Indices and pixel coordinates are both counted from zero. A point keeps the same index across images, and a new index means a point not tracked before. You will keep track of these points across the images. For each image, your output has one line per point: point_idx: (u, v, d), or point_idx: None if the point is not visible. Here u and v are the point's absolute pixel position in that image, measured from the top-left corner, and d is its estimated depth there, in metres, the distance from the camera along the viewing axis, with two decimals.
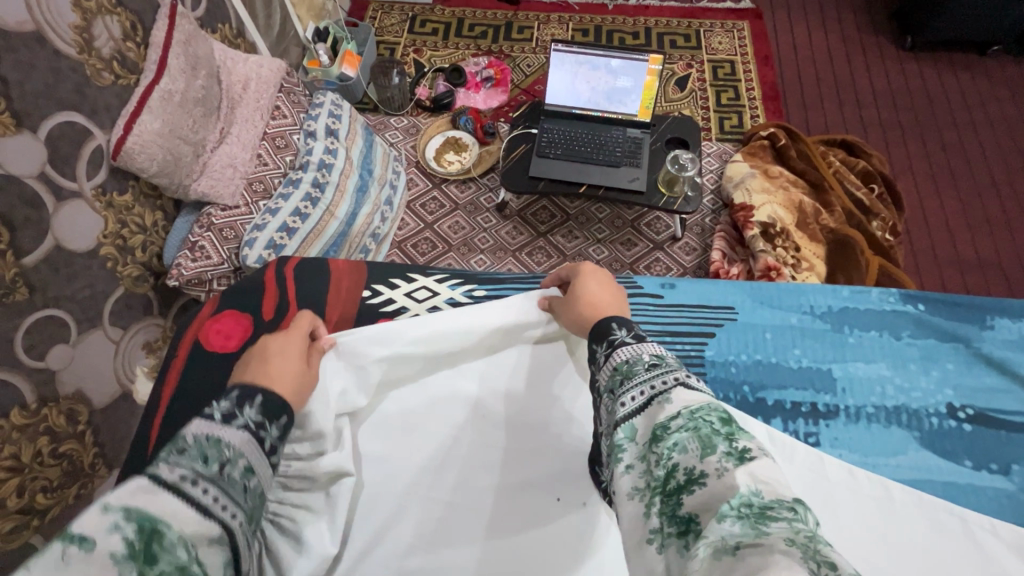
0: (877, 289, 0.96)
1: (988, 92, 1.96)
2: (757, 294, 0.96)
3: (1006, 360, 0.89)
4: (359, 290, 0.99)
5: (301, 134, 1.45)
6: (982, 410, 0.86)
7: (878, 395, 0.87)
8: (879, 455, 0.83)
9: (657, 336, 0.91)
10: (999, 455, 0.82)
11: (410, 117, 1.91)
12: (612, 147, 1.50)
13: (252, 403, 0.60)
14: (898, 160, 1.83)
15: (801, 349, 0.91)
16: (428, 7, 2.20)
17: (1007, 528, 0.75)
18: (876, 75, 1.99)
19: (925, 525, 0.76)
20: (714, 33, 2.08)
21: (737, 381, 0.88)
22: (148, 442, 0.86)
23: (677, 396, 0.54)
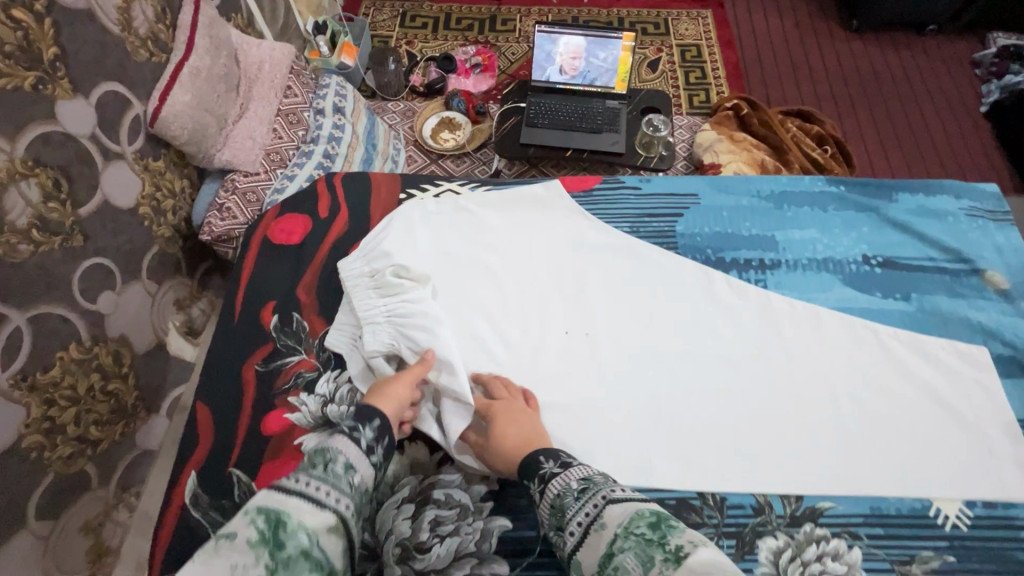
0: (808, 176, 1.03)
1: (926, 66, 2.19)
2: (716, 183, 1.03)
3: (911, 222, 0.96)
4: (395, 192, 1.06)
5: (311, 111, 1.60)
6: (892, 258, 0.93)
7: (809, 251, 0.94)
8: (814, 293, 0.90)
9: (636, 217, 0.99)
10: (903, 287, 0.90)
11: (406, 101, 2.06)
12: (592, 117, 1.67)
13: (371, 425, 0.69)
14: (849, 127, 2.04)
15: (751, 222, 0.97)
16: (417, 3, 2.37)
17: (909, 335, 0.86)
18: (827, 53, 2.22)
19: (849, 339, 0.86)
20: (680, 21, 2.28)
21: (700, 246, 0.96)
22: (234, 310, 0.94)
23: (609, 519, 0.62)
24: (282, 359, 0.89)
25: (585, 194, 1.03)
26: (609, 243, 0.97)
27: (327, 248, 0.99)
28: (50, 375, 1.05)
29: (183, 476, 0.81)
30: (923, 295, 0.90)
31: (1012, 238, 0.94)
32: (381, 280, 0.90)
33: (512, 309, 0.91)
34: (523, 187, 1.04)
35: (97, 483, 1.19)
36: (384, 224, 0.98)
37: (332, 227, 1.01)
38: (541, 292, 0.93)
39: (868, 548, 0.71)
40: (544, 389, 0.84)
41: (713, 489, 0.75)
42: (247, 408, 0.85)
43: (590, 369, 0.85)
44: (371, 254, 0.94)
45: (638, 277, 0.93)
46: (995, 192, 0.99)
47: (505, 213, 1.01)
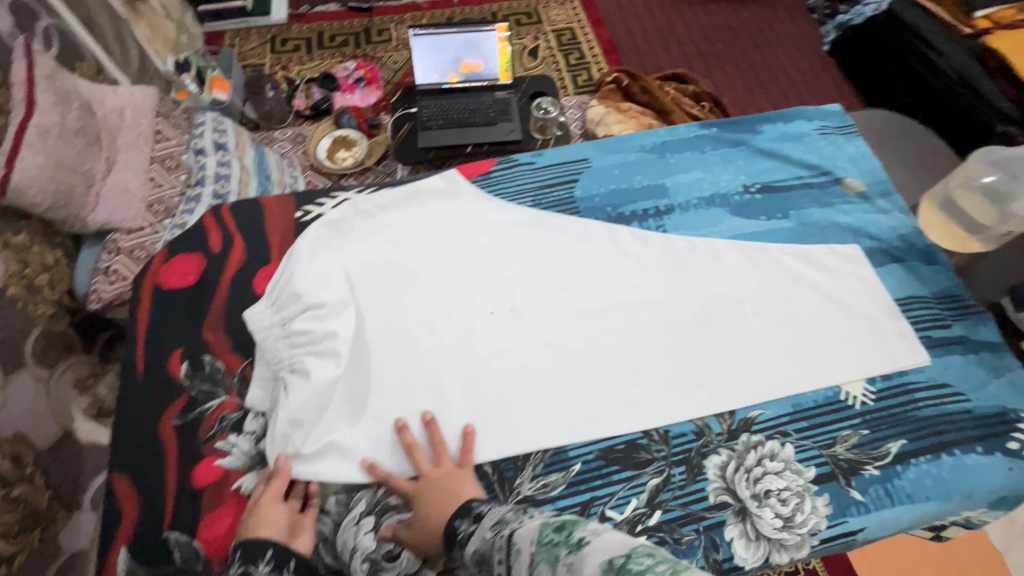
0: (682, 123, 1.09)
1: (772, 17, 2.42)
2: (602, 146, 1.07)
3: (776, 148, 1.04)
4: (289, 213, 0.99)
5: (190, 153, 1.51)
6: (767, 183, 1.01)
7: (697, 190, 1.00)
8: (709, 227, 0.96)
9: (537, 190, 1.01)
10: (781, 207, 0.98)
11: (294, 127, 1.98)
12: (484, 110, 1.70)
13: (262, 561, 0.68)
14: (719, 81, 2.21)
15: (641, 174, 1.02)
16: (284, 26, 2.30)
17: (794, 248, 0.94)
18: (686, 18, 2.39)
19: (747, 263, 0.92)
20: (550, 8, 2.38)
21: (601, 206, 0.99)
22: (137, 366, 0.86)
23: (519, 538, 0.57)
24: (204, 407, 0.83)
25: (484, 177, 1.03)
26: (515, 220, 0.98)
27: (227, 282, 0.93)
28: None
29: (112, 550, 0.74)
30: (798, 210, 0.98)
31: (860, 146, 1.05)
32: (291, 328, 0.85)
33: (435, 303, 0.90)
34: (423, 180, 1.02)
35: None
36: (289, 255, 0.93)
37: (229, 258, 0.95)
38: (457, 278, 0.92)
39: (799, 441, 0.78)
40: (483, 370, 0.84)
41: (656, 425, 0.80)
42: (172, 465, 0.79)
43: (522, 342, 0.87)
44: (278, 295, 0.89)
45: (549, 245, 0.95)
46: (840, 110, 1.10)
47: (409, 211, 0.98)
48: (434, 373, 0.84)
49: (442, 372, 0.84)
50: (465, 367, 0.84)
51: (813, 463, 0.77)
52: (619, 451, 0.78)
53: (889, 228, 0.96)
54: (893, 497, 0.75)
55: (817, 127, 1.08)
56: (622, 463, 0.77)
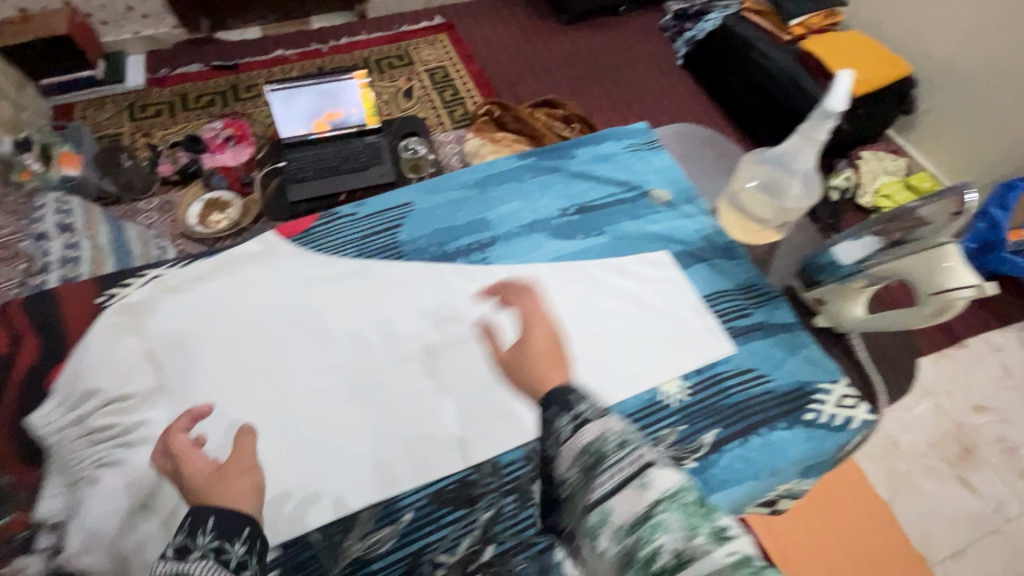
0: (502, 157, 1.11)
1: (629, 38, 2.61)
2: (424, 188, 1.06)
3: (589, 170, 1.07)
4: (90, 298, 0.90)
5: (30, 239, 1.40)
6: (584, 204, 1.02)
7: (518, 219, 1.00)
8: (531, 251, 0.96)
9: (360, 240, 0.98)
10: (598, 224, 1.00)
11: (159, 195, 1.87)
12: (356, 157, 1.69)
13: (240, 537, 0.68)
14: (588, 102, 2.34)
15: (463, 211, 1.02)
16: (143, 91, 2.21)
17: (613, 261, 0.94)
18: (552, 46, 2.53)
19: (566, 280, 0.92)
20: (421, 49, 2.45)
21: (426, 246, 0.97)
22: None
23: (654, 481, 0.58)
24: None
25: (303, 235, 0.98)
26: (332, 273, 0.93)
27: (14, 386, 0.82)
28: None
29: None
30: (614, 225, 0.99)
31: (664, 159, 1.10)
32: (90, 426, 0.79)
33: (245, 375, 0.83)
34: (236, 247, 0.96)
35: None
36: (81, 349, 0.85)
37: (17, 358, 0.85)
38: (270, 343, 0.85)
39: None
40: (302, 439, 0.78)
41: (485, 456, 0.78)
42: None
43: (343, 398, 0.81)
44: (72, 393, 0.82)
45: (369, 293, 0.91)
46: (644, 127, 1.16)
47: (222, 280, 0.92)
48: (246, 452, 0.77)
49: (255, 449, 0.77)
50: (280, 439, 0.78)
51: None
52: (450, 490, 0.76)
53: (693, 232, 0.99)
54: (709, 487, 0.76)
55: (627, 145, 1.11)
56: (455, 503, 0.76)
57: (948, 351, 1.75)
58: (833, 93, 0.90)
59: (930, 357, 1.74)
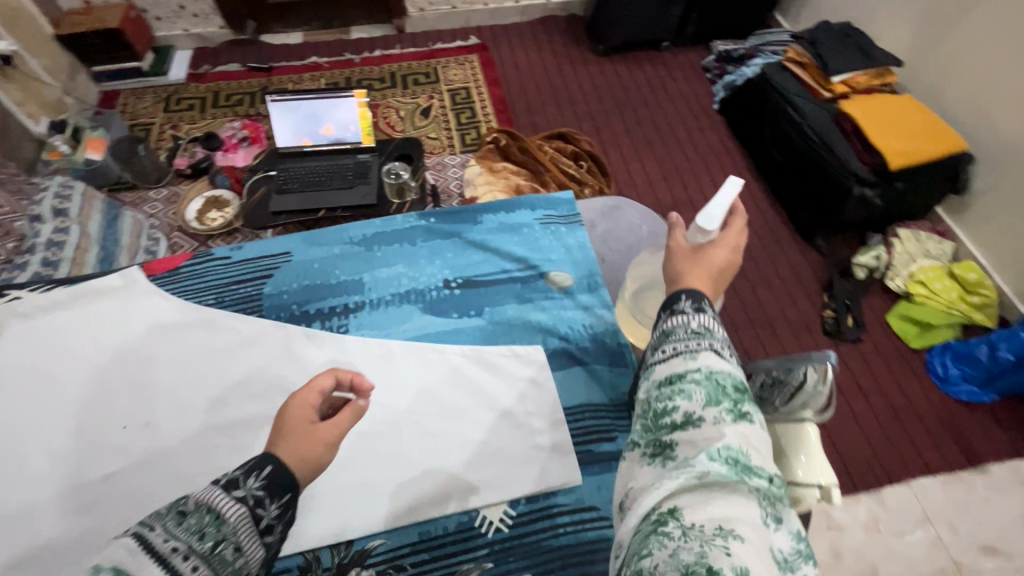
0: (401, 215, 1.04)
1: (665, 77, 2.48)
2: (310, 238, 1.00)
3: (487, 241, 0.98)
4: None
5: (25, 220, 1.49)
6: (469, 278, 0.94)
7: (394, 285, 0.92)
8: (393, 326, 0.87)
9: (223, 286, 0.93)
10: (476, 302, 0.91)
11: (170, 186, 2.00)
12: (342, 174, 1.70)
13: (257, 474, 0.55)
14: (606, 139, 2.24)
15: (341, 268, 0.95)
16: (182, 85, 2.34)
17: (474, 350, 0.85)
18: (581, 78, 2.45)
19: (416, 367, 0.83)
20: (449, 68, 2.44)
21: (288, 303, 0.91)
22: None
23: (702, 356, 0.57)
24: None
25: (170, 272, 0.94)
26: (183, 320, 0.89)
27: None
28: None
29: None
30: (493, 306, 0.90)
31: (580, 237, 0.99)
32: None
33: (60, 420, 0.80)
34: (98, 278, 0.93)
35: None
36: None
37: None
38: (98, 383, 0.83)
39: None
40: (94, 490, 0.74)
41: None
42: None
43: (138, 465, 0.76)
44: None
45: (209, 348, 0.86)
46: (569, 198, 1.06)
47: (72, 313, 0.89)
48: (29, 504, 0.73)
49: (46, 495, 0.74)
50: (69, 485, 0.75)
51: None
52: None
53: (580, 326, 0.87)
54: None
55: (539, 217, 1.02)
56: None
57: (963, 473, 1.51)
58: (705, 210, 0.72)
59: (938, 477, 1.51)
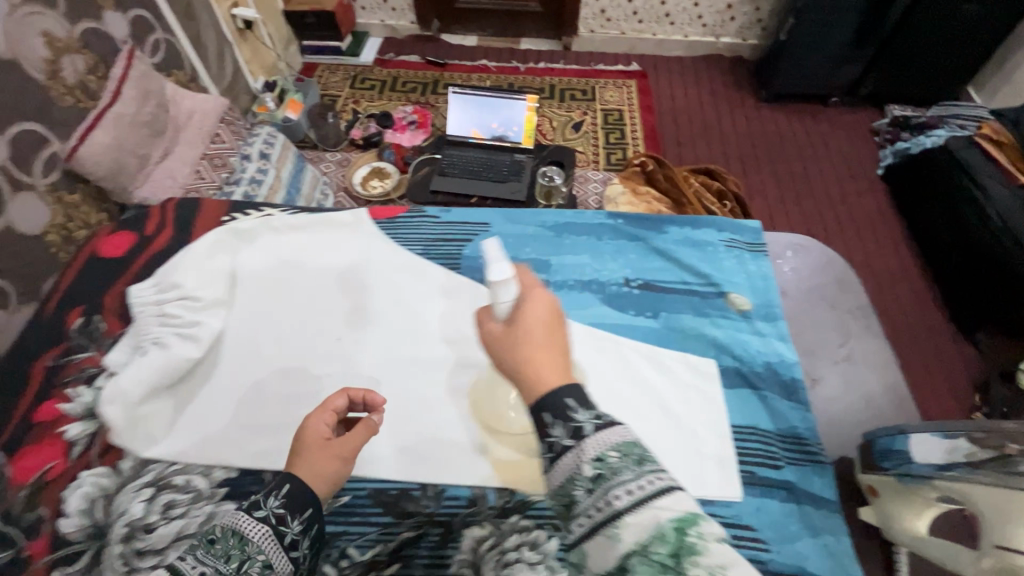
0: (591, 208, 1.05)
1: (829, 133, 2.36)
2: (507, 213, 1.06)
3: (673, 250, 0.97)
4: (221, 213, 1.05)
5: (237, 156, 1.74)
6: (650, 281, 0.94)
7: (577, 272, 0.95)
8: (571, 310, 0.90)
9: (428, 242, 1.04)
10: (655, 306, 0.91)
11: (344, 152, 2.23)
12: (499, 168, 1.81)
13: (276, 494, 0.65)
14: (753, 184, 2.19)
15: (530, 247, 0.99)
16: (368, 68, 2.62)
17: (655, 350, 0.85)
18: (738, 119, 2.41)
19: (593, 351, 0.85)
20: (606, 89, 2.52)
21: (483, 268, 1.00)
22: (46, 309, 0.93)
23: (625, 524, 0.49)
24: (76, 356, 0.87)
25: (389, 221, 1.06)
26: (397, 263, 1.01)
27: (146, 258, 0.98)
28: None
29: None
30: (670, 313, 0.90)
31: (762, 267, 0.95)
32: (165, 309, 0.90)
33: (292, 321, 0.94)
34: (334, 212, 1.07)
35: None
36: (184, 250, 0.97)
37: (156, 239, 1.01)
38: (322, 297, 0.97)
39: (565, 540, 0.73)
40: (310, 389, 0.87)
41: (437, 481, 0.79)
42: (22, 399, 0.83)
43: (348, 377, 0.88)
44: (164, 279, 0.93)
45: (415, 294, 0.97)
46: (759, 227, 1.01)
47: (310, 235, 1.04)
48: (258, 384, 0.87)
49: (274, 381, 0.88)
50: (289, 374, 0.88)
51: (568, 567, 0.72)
52: (390, 495, 0.78)
53: (757, 353, 0.85)
54: None
55: (725, 240, 0.99)
56: (387, 507, 0.77)
57: None
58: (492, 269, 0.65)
59: None
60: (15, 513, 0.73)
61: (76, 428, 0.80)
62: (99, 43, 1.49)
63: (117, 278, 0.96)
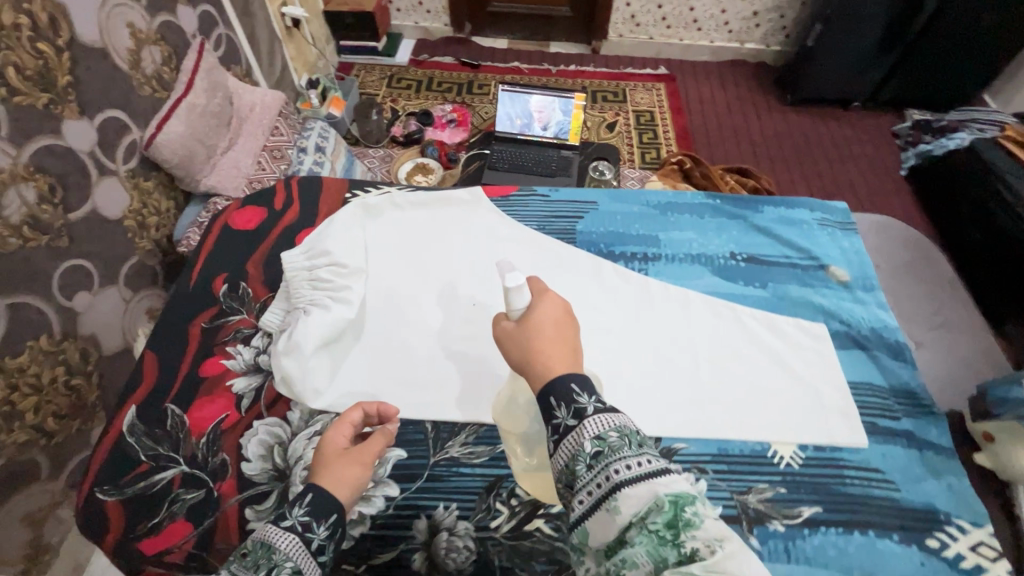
0: (690, 191, 1.14)
1: (853, 136, 2.46)
2: (614, 194, 1.14)
3: (773, 228, 1.06)
4: (342, 191, 1.13)
5: (294, 149, 1.76)
6: (754, 255, 1.03)
7: (687, 247, 1.04)
8: (688, 281, 1.00)
9: (543, 218, 1.09)
10: (763, 277, 1.00)
11: (386, 148, 2.28)
12: (547, 163, 1.87)
13: (301, 503, 0.63)
14: (784, 183, 2.27)
15: (640, 224, 1.07)
16: (403, 68, 2.68)
17: (767, 316, 0.95)
18: (766, 122, 2.50)
19: (711, 318, 0.95)
20: (637, 91, 2.60)
21: (597, 242, 1.05)
22: (192, 275, 1.02)
23: (621, 499, 0.51)
24: (228, 318, 0.96)
25: (503, 199, 1.12)
26: (515, 236, 1.06)
27: (278, 232, 1.07)
28: (18, 361, 1.12)
29: (123, 409, 0.87)
30: (778, 284, 0.99)
31: (855, 242, 1.05)
32: (316, 274, 0.96)
33: (427, 288, 1.00)
34: (452, 190, 1.13)
35: (45, 476, 1.23)
36: (328, 221, 1.04)
37: (286, 214, 1.09)
38: (449, 267, 1.03)
39: (712, 480, 0.77)
40: (454, 349, 0.93)
41: None
42: (188, 356, 0.92)
43: (487, 338, 0.94)
44: (313, 248, 0.99)
45: (538, 263, 1.02)
46: (847, 209, 1.11)
47: (431, 211, 1.10)
48: (406, 345, 0.94)
49: (417, 342, 0.94)
50: (430, 337, 0.94)
51: (719, 502, 0.76)
52: None
53: (863, 318, 0.95)
54: (791, 555, 0.72)
55: (817, 219, 1.09)
56: None
57: None
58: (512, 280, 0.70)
59: None
60: (199, 457, 0.82)
61: (241, 380, 0.89)
62: (173, 35, 1.53)
63: (255, 248, 1.05)
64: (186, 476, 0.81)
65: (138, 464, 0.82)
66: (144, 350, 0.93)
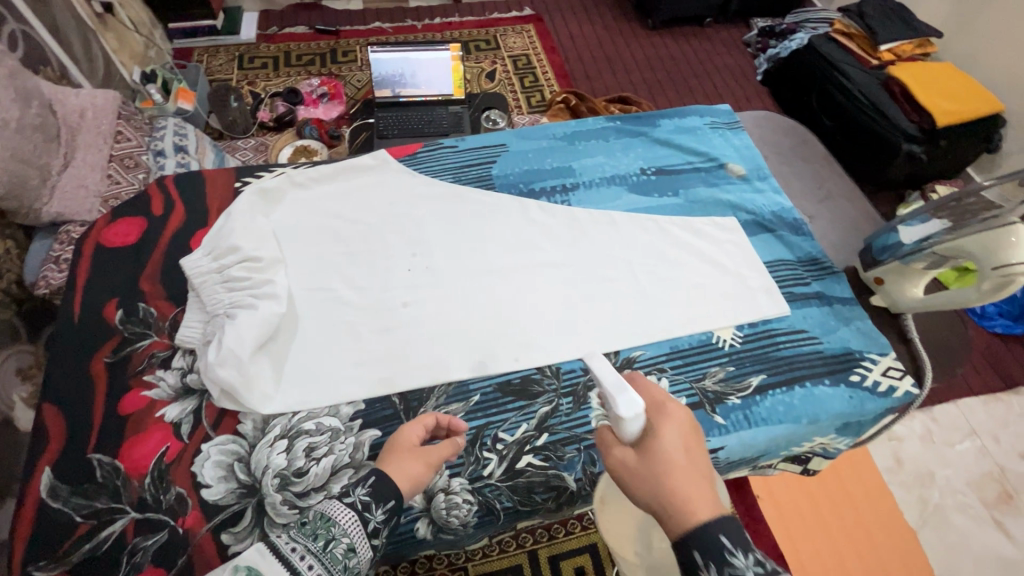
0: (591, 117, 1.20)
1: (712, 50, 2.63)
2: (520, 133, 1.17)
3: (671, 139, 1.16)
4: (229, 182, 1.06)
5: (149, 154, 1.53)
6: (661, 167, 1.12)
7: (601, 171, 1.11)
8: (609, 202, 1.07)
9: (458, 168, 1.10)
10: (671, 185, 1.10)
11: (257, 137, 2.08)
12: (438, 122, 1.81)
13: (364, 483, 0.66)
14: (662, 105, 2.40)
15: (552, 157, 1.13)
16: (252, 45, 2.41)
17: (682, 219, 1.05)
18: (635, 49, 2.59)
19: (637, 231, 1.03)
20: (508, 36, 2.56)
21: (517, 182, 1.09)
22: (74, 311, 0.91)
23: None
24: (136, 345, 0.89)
25: (410, 157, 1.11)
26: (436, 193, 1.07)
27: (166, 240, 0.98)
28: None
29: (36, 474, 0.78)
30: (687, 189, 1.10)
31: (743, 139, 1.19)
32: (228, 275, 0.90)
33: (360, 263, 0.98)
34: (353, 158, 1.09)
35: None
36: (226, 216, 0.97)
37: (171, 219, 1.01)
38: (378, 237, 1.01)
39: (673, 376, 0.88)
40: (404, 316, 0.92)
41: (549, 362, 0.89)
42: (100, 396, 0.84)
43: (436, 298, 0.95)
44: (218, 247, 0.93)
45: (466, 215, 1.04)
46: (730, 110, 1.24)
47: (342, 184, 1.07)
48: (352, 325, 0.91)
49: (365, 318, 0.92)
50: (379, 311, 0.93)
51: (682, 394, 0.86)
52: (515, 384, 0.87)
53: (760, 203, 1.09)
54: (750, 420, 0.85)
55: (707, 122, 1.21)
56: (517, 394, 0.86)
57: (1000, 394, 1.68)
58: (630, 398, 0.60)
59: (981, 397, 1.67)
60: (150, 496, 0.76)
61: (173, 407, 0.83)
62: None
63: (145, 263, 0.96)
64: (141, 519, 0.75)
65: (76, 526, 0.75)
66: (40, 405, 0.83)
